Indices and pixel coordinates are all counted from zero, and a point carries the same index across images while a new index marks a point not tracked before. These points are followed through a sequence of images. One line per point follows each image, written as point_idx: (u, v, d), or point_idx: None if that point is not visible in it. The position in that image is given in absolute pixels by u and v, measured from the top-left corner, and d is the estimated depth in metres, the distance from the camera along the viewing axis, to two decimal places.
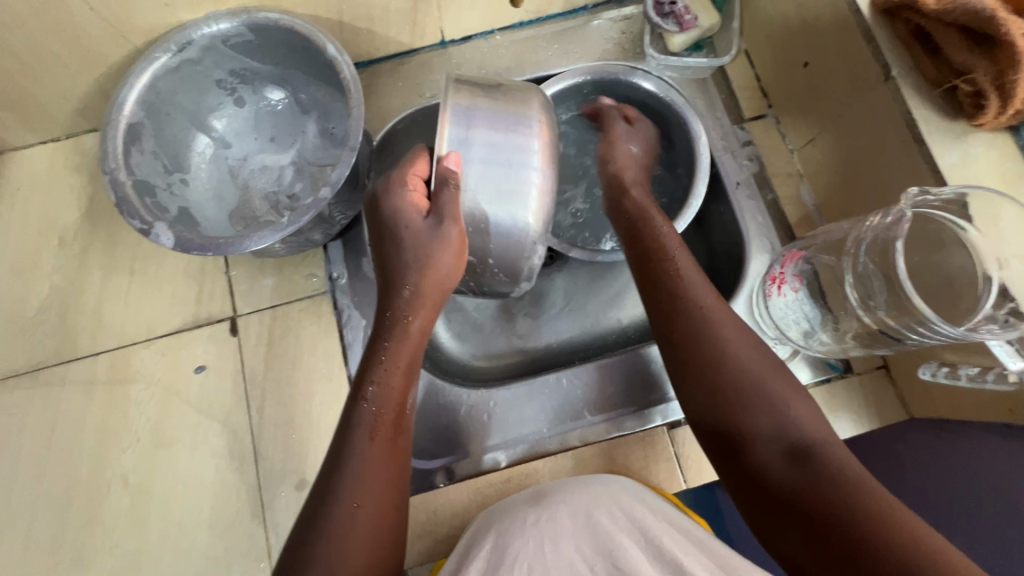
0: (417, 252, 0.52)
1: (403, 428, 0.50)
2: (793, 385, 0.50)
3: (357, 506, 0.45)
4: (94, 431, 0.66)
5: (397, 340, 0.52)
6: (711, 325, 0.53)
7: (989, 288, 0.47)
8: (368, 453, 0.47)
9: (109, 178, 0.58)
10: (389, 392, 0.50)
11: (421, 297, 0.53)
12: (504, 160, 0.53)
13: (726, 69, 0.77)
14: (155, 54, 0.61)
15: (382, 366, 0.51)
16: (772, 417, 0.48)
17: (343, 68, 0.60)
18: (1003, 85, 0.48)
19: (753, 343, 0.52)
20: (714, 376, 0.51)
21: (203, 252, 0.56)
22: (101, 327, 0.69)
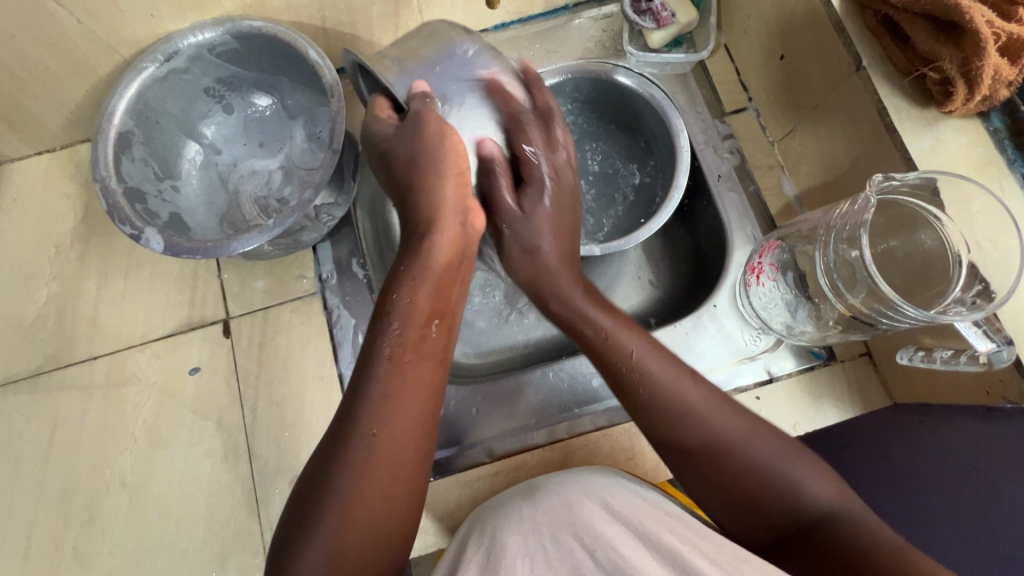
0: (410, 152, 0.51)
1: (430, 353, 0.47)
2: (802, 456, 0.47)
3: (375, 433, 0.42)
4: (92, 434, 0.67)
5: (422, 251, 0.50)
6: (691, 406, 0.49)
7: (960, 270, 0.48)
8: (391, 374, 0.44)
9: (100, 185, 0.60)
10: (416, 310, 0.47)
11: (442, 208, 0.51)
12: (460, 93, 0.53)
13: (706, 64, 0.78)
14: (142, 64, 0.63)
15: (408, 288, 0.47)
16: (782, 501, 0.45)
17: (325, 73, 0.62)
18: (969, 72, 0.49)
19: (777, 449, 0.47)
20: (694, 446, 0.48)
21: (192, 255, 0.58)
22: (98, 332, 0.70)
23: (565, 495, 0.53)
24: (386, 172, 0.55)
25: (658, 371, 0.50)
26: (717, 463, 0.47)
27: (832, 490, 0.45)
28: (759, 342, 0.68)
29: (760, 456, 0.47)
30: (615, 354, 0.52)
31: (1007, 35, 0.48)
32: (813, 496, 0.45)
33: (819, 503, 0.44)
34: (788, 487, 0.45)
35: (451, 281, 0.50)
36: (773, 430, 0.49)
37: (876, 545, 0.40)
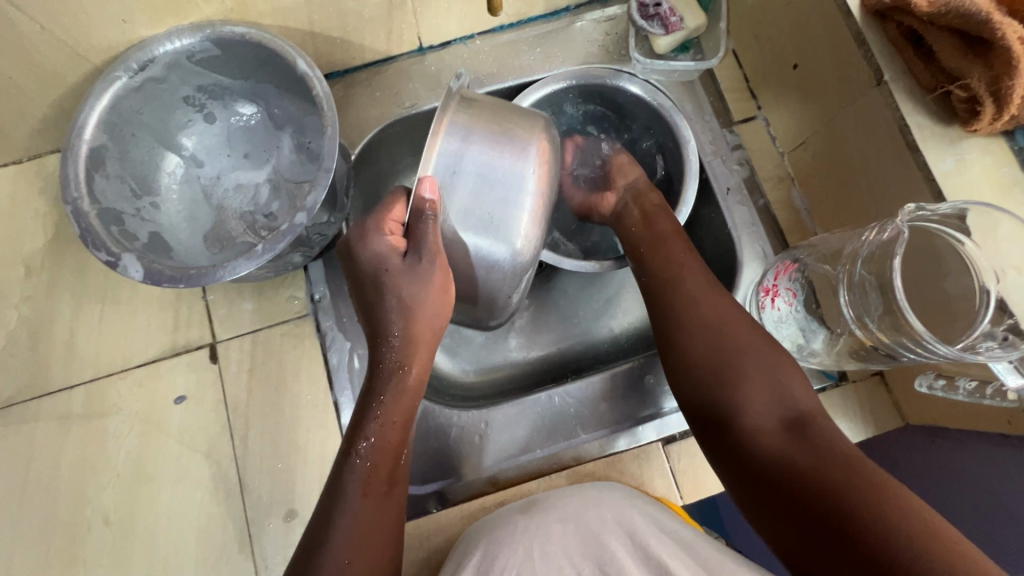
0: (404, 298, 0.49)
1: (398, 479, 0.48)
2: (800, 381, 0.52)
3: (349, 560, 0.44)
4: (72, 468, 0.63)
5: (394, 393, 0.49)
6: (706, 307, 0.56)
7: (987, 306, 0.46)
8: (362, 511, 0.45)
9: (72, 207, 0.55)
10: (385, 447, 0.48)
11: (416, 347, 0.50)
12: (495, 187, 0.48)
13: (714, 70, 0.75)
14: (114, 74, 0.58)
15: (378, 424, 0.48)
16: (773, 402, 0.50)
17: (315, 84, 0.58)
18: (999, 91, 0.47)
19: (756, 338, 0.54)
20: (700, 352, 0.54)
21: (174, 284, 0.54)
22: (74, 359, 0.66)
23: (566, 512, 0.52)
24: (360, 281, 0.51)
25: (682, 258, 0.60)
26: (723, 378, 0.52)
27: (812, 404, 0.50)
28: None
29: (755, 362, 0.52)
30: (641, 230, 0.64)
31: None
32: (799, 408, 0.49)
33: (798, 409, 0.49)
34: (781, 396, 0.50)
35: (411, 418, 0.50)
36: (777, 349, 0.53)
37: (848, 474, 0.43)
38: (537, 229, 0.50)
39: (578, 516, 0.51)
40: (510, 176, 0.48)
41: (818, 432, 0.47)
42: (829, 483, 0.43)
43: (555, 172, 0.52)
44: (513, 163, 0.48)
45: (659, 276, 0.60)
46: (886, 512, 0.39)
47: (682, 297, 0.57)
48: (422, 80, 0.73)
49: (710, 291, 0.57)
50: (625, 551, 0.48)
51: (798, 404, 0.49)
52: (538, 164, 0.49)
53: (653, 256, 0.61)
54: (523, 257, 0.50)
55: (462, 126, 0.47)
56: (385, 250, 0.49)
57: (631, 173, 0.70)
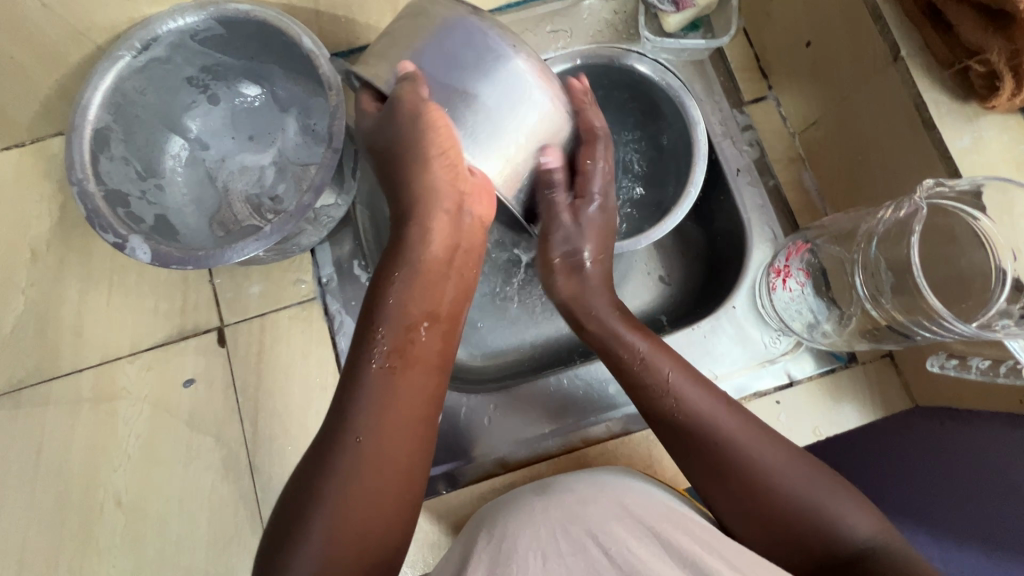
0: (400, 138, 0.50)
1: (420, 357, 0.48)
2: (834, 484, 0.47)
3: (361, 439, 0.44)
4: (83, 451, 0.64)
5: (411, 254, 0.50)
6: (722, 429, 0.50)
7: (1003, 283, 0.45)
8: (375, 382, 0.46)
9: (77, 189, 0.55)
10: (403, 315, 0.49)
11: (432, 199, 0.51)
12: (456, 58, 0.49)
13: (724, 49, 0.74)
14: (118, 53, 0.57)
15: (399, 287, 0.49)
16: (819, 534, 0.45)
17: (322, 63, 0.57)
18: (1019, 66, 0.46)
19: (777, 449, 0.49)
20: (732, 508, 0.48)
21: (182, 266, 0.53)
22: (83, 342, 0.66)
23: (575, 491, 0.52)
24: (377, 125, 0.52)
25: (666, 369, 0.53)
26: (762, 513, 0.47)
27: (872, 523, 0.45)
28: (778, 343, 0.66)
29: (768, 457, 0.48)
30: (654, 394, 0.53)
31: None
32: (853, 526, 0.45)
33: (857, 539, 0.45)
34: (830, 528, 0.45)
35: (437, 279, 0.51)
36: (803, 456, 0.49)
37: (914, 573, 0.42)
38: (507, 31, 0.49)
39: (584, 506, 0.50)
40: (466, 40, 0.48)
41: (881, 563, 0.43)
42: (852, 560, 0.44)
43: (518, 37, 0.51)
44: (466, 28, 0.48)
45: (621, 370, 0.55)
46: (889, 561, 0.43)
47: (659, 390, 0.52)
48: None
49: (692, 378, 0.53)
50: (646, 546, 0.47)
51: (847, 519, 0.45)
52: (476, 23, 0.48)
53: (604, 342, 0.57)
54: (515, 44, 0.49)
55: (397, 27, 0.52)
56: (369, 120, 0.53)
57: (600, 295, 0.59)
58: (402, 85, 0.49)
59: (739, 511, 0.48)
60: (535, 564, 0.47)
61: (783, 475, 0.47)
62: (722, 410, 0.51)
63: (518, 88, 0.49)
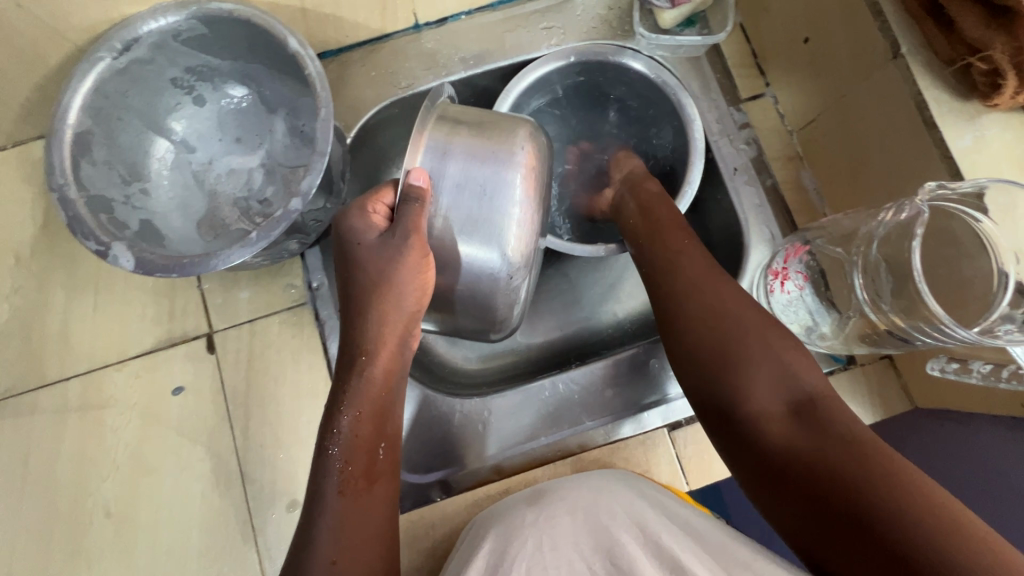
0: (377, 274, 0.48)
1: (379, 475, 0.47)
2: (796, 345, 0.49)
3: (334, 561, 0.42)
4: (70, 461, 0.62)
5: (361, 384, 0.48)
6: (704, 270, 0.54)
7: (1005, 289, 0.45)
8: (343, 510, 0.44)
9: (58, 195, 0.54)
10: (361, 443, 0.46)
11: (384, 335, 0.49)
12: (477, 193, 0.48)
13: (720, 45, 0.72)
14: (98, 54, 0.55)
15: (352, 418, 0.46)
16: (773, 378, 0.47)
17: (308, 63, 0.55)
18: (1023, 63, 0.45)
19: (757, 311, 0.51)
20: (704, 343, 0.50)
21: (167, 273, 0.52)
22: (69, 351, 0.65)
23: (571, 501, 0.52)
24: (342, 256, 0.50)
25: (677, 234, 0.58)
26: (724, 356, 0.49)
27: (818, 380, 0.47)
28: None
29: (744, 310, 0.51)
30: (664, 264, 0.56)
31: None
32: (802, 380, 0.47)
33: (808, 390, 0.47)
34: (788, 372, 0.47)
35: (389, 408, 0.49)
36: (784, 325, 0.51)
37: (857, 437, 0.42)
38: (536, 189, 0.50)
39: (585, 506, 0.51)
40: (489, 185, 0.48)
41: (828, 409, 0.45)
42: (830, 465, 0.41)
43: (545, 183, 0.51)
44: (496, 172, 0.48)
45: (648, 220, 0.60)
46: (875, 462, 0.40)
47: (666, 261, 0.56)
48: (417, 59, 0.70)
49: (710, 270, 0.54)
50: (638, 543, 0.47)
51: (801, 374, 0.47)
52: (515, 173, 0.48)
53: (637, 205, 0.63)
54: (532, 211, 0.49)
55: (461, 123, 0.49)
56: (364, 227, 0.49)
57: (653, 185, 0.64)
58: (405, 203, 0.46)
59: (700, 396, 0.50)
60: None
61: (779, 353, 0.48)
62: (718, 280, 0.53)
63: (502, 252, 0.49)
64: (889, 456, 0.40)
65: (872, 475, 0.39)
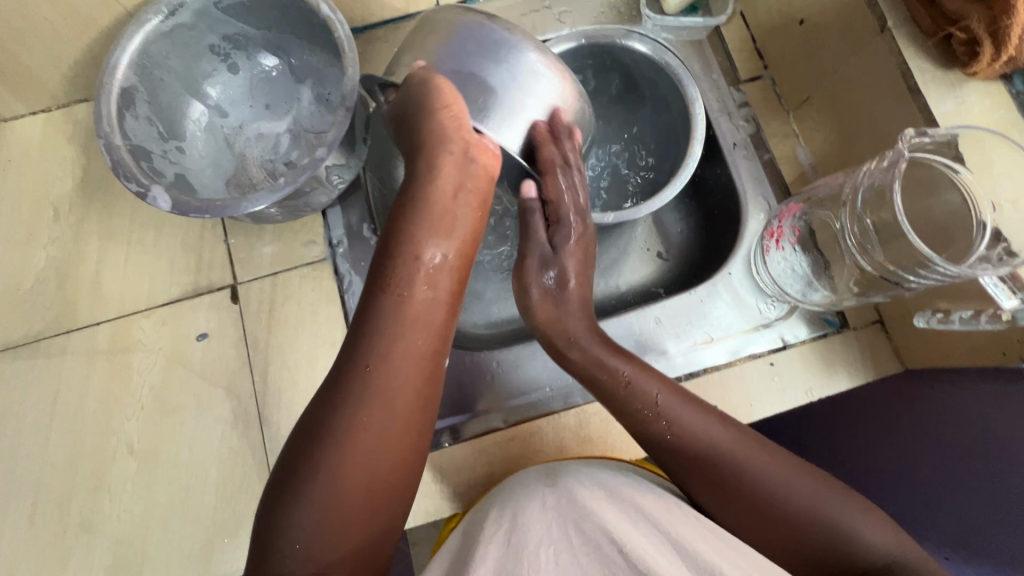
0: (435, 108, 0.53)
1: (430, 298, 0.50)
2: (811, 474, 0.50)
3: (370, 367, 0.47)
4: (97, 400, 0.66)
5: (425, 193, 0.53)
6: (698, 431, 0.52)
7: (983, 233, 0.49)
8: (390, 312, 0.48)
9: (104, 141, 0.58)
10: (419, 266, 0.50)
11: (444, 155, 0.54)
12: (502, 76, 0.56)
13: (721, 31, 0.77)
14: (145, 17, 0.60)
15: (419, 224, 0.52)
16: (805, 500, 0.48)
17: (337, 27, 0.59)
18: (997, 31, 0.49)
19: (736, 436, 0.52)
20: (691, 437, 0.52)
21: (202, 214, 0.56)
22: (100, 297, 0.68)
23: (569, 485, 0.51)
24: (408, 122, 0.55)
25: (615, 362, 0.57)
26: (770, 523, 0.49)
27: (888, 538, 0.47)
28: (771, 310, 0.68)
29: (719, 432, 0.52)
30: (638, 397, 0.54)
31: None
32: (871, 540, 0.47)
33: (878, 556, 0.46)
34: (788, 488, 0.49)
35: (448, 219, 0.53)
36: (762, 442, 0.52)
37: (877, 563, 0.46)
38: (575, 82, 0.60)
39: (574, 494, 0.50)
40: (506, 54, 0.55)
41: (856, 549, 0.47)
42: (820, 552, 0.48)
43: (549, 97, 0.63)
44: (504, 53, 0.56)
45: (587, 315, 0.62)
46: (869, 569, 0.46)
47: (627, 406, 0.55)
48: None
49: (675, 393, 0.54)
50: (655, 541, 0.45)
51: (857, 526, 0.47)
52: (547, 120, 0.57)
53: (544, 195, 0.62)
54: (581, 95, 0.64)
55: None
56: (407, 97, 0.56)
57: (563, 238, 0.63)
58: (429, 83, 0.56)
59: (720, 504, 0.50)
60: (547, 559, 0.46)
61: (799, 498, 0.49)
62: (701, 418, 0.52)
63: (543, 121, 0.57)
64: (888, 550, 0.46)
65: (854, 570, 0.47)
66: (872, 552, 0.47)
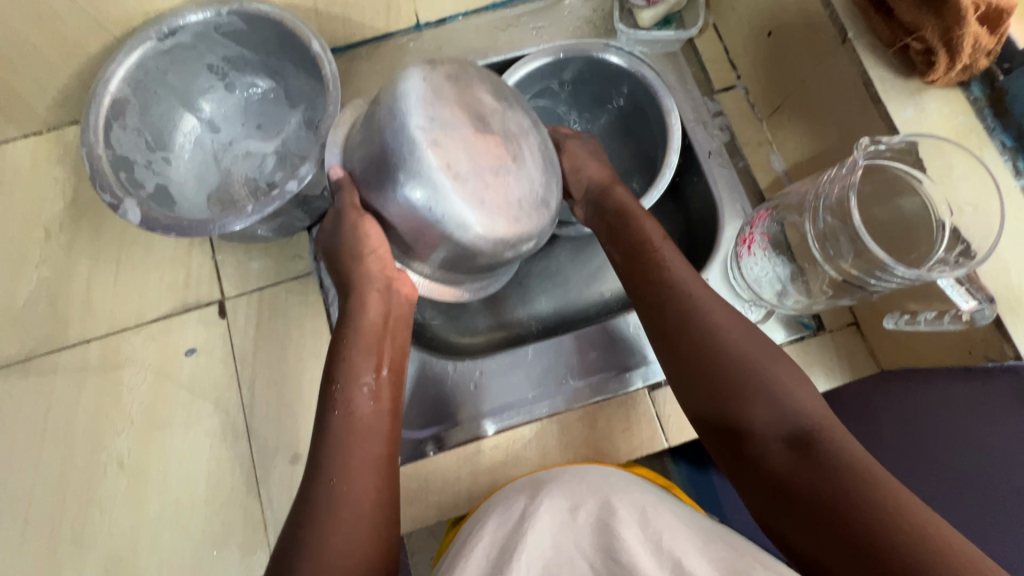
0: (358, 270, 0.59)
1: (377, 410, 0.55)
2: (794, 373, 0.52)
3: (334, 482, 0.50)
4: (88, 416, 0.67)
5: (355, 326, 0.58)
6: (702, 307, 0.56)
7: (943, 233, 0.51)
8: (343, 432, 0.53)
9: (86, 149, 0.60)
10: (365, 397, 0.55)
11: (368, 278, 0.59)
12: (447, 143, 0.54)
13: (695, 43, 0.79)
14: (146, 34, 0.62)
15: (366, 380, 0.55)
16: (769, 404, 0.50)
17: (326, 66, 0.62)
18: (950, 41, 0.51)
19: (736, 321, 0.55)
20: (684, 346, 0.55)
21: (167, 232, 0.57)
22: (91, 315, 0.70)
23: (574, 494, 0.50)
24: (337, 264, 0.61)
25: (662, 246, 0.61)
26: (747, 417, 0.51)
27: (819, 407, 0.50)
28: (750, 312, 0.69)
29: (726, 325, 0.54)
30: (672, 310, 0.57)
31: (986, 4, 0.50)
32: (802, 406, 0.50)
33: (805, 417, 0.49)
34: (779, 404, 0.50)
35: (380, 342, 0.58)
36: (779, 355, 0.53)
37: (843, 457, 0.46)
38: (523, 179, 0.57)
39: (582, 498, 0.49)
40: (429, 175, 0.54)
41: (826, 440, 0.47)
42: (812, 476, 0.45)
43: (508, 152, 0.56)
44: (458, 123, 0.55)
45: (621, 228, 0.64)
46: (859, 480, 0.44)
47: (654, 296, 0.58)
48: (416, 55, 0.78)
49: (690, 271, 0.59)
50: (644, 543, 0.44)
51: (802, 404, 0.50)
52: (467, 197, 0.54)
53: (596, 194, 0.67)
54: (545, 187, 0.59)
55: (507, 104, 0.59)
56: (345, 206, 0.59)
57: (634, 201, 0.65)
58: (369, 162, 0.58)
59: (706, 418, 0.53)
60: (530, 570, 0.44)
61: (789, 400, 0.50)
62: (721, 312, 0.55)
63: (454, 204, 0.54)
64: (876, 472, 0.44)
65: (844, 488, 0.44)
66: (852, 464, 0.45)
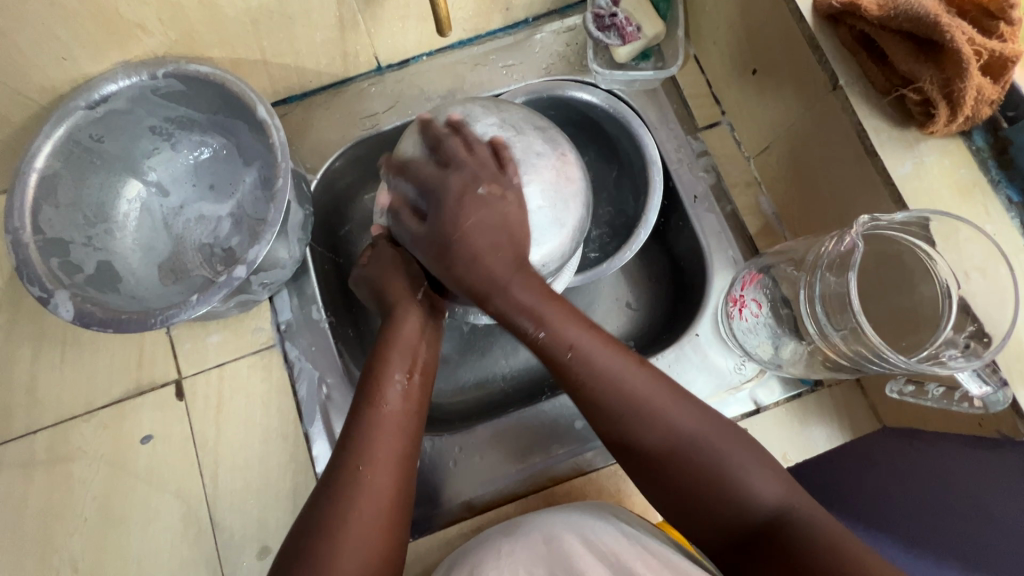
0: (398, 279, 0.58)
1: (414, 400, 0.53)
2: (735, 445, 0.48)
3: (361, 468, 0.48)
4: (37, 516, 0.62)
5: (393, 325, 0.56)
6: (615, 375, 0.49)
7: (951, 305, 0.47)
8: (376, 420, 0.50)
9: (12, 238, 0.55)
10: (404, 394, 0.53)
11: (408, 283, 0.58)
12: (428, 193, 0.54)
13: (677, 77, 0.74)
14: (73, 104, 0.57)
15: (400, 376, 0.53)
16: (733, 491, 0.46)
17: (273, 132, 0.56)
18: (951, 94, 0.47)
19: (678, 404, 0.49)
20: (635, 434, 0.49)
21: (104, 328, 0.52)
22: (36, 403, 0.65)
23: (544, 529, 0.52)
24: (371, 282, 0.60)
25: (497, 302, 0.51)
26: (684, 487, 0.47)
27: (778, 487, 0.46)
28: (744, 370, 0.66)
29: (653, 407, 0.49)
30: (586, 385, 0.50)
31: (989, 52, 0.46)
32: (758, 492, 0.46)
33: (765, 504, 0.46)
34: (726, 475, 0.47)
35: (416, 342, 0.56)
36: (707, 410, 0.50)
37: (816, 539, 0.42)
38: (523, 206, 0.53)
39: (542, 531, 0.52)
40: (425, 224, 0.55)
41: (790, 523, 0.44)
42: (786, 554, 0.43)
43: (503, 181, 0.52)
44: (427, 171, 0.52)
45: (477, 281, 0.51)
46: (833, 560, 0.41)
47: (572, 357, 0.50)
48: (379, 100, 0.71)
49: (582, 329, 0.51)
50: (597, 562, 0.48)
51: (756, 485, 0.46)
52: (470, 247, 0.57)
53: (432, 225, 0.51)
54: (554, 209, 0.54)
55: (515, 130, 0.54)
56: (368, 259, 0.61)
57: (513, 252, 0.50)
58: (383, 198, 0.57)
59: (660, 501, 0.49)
60: None
61: (744, 478, 0.46)
62: (639, 380, 0.49)
63: None
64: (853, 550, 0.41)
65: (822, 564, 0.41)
66: (825, 537, 0.42)
